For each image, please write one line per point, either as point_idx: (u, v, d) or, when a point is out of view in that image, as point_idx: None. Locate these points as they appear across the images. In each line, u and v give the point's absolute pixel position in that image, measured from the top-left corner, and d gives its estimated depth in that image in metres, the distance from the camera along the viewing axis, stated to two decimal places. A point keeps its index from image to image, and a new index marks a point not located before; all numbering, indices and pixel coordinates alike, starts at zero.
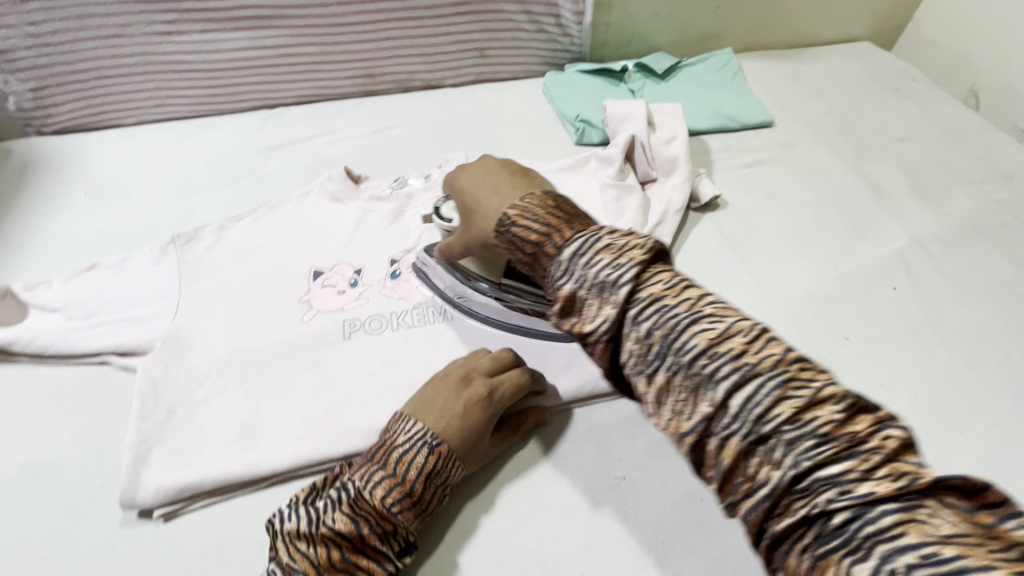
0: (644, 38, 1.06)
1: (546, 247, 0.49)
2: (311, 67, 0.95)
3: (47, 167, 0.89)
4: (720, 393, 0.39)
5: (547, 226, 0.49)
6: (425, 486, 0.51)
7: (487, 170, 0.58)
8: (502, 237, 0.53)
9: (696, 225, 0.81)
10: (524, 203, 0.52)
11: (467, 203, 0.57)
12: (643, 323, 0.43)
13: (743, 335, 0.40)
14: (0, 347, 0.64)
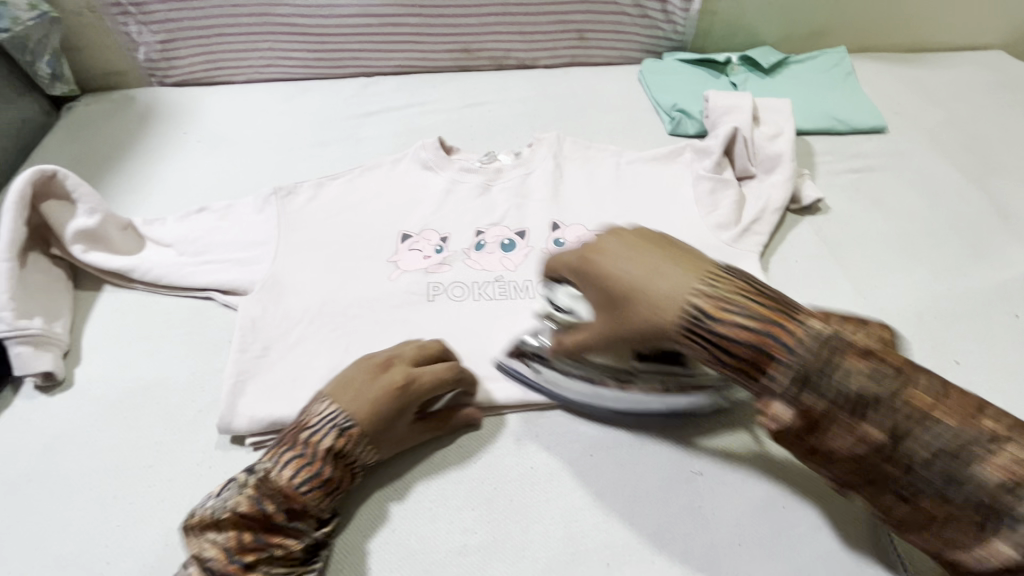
0: (750, 31, 1.02)
1: (773, 348, 0.43)
2: (413, 38, 0.97)
3: (168, 115, 0.95)
4: (849, 391, 0.42)
5: (758, 327, 0.43)
6: (333, 467, 0.51)
7: (627, 245, 0.49)
8: (687, 338, 0.45)
9: (793, 228, 0.78)
10: (716, 291, 0.44)
11: (616, 287, 0.47)
12: (825, 384, 0.42)
13: (838, 326, 0.44)
14: (120, 273, 0.69)
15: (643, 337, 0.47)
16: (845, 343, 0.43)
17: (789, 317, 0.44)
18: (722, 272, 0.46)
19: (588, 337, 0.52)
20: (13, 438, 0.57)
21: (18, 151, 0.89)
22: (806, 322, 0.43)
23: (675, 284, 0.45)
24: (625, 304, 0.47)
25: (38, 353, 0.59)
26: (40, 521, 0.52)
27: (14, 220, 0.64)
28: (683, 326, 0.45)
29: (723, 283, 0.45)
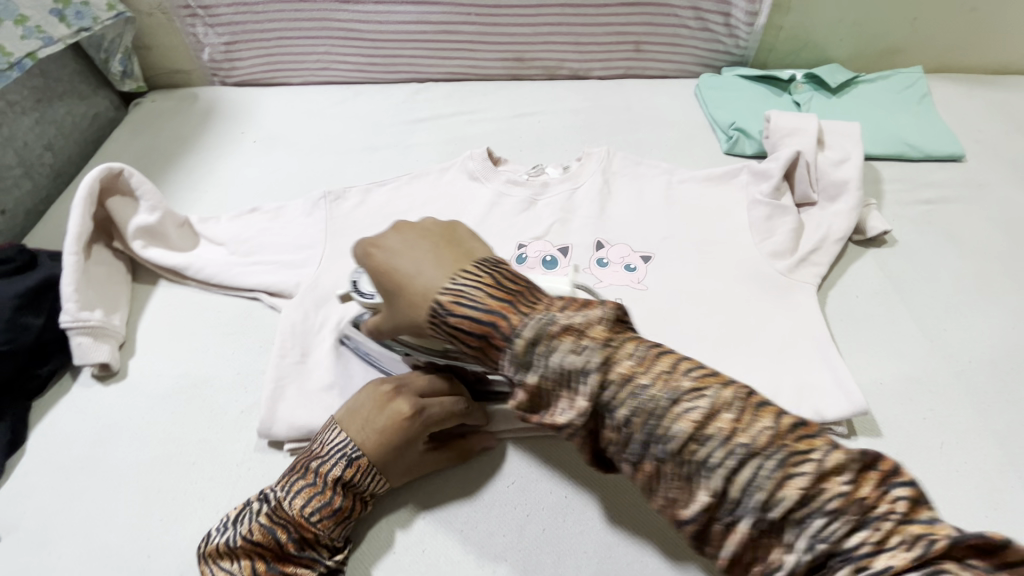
0: (817, 47, 0.97)
1: (495, 339, 0.43)
2: (466, 45, 0.97)
3: (227, 114, 0.98)
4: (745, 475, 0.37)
5: (489, 312, 0.43)
6: (345, 496, 0.51)
7: (404, 244, 0.49)
8: (435, 329, 0.46)
9: (855, 260, 0.74)
10: (457, 286, 0.45)
11: (395, 282, 0.48)
12: (541, 365, 0.42)
13: (731, 411, 0.39)
14: (175, 270, 0.71)
15: (408, 327, 0.48)
16: (554, 326, 0.42)
17: (513, 308, 0.44)
18: (484, 268, 0.46)
19: (382, 323, 0.51)
20: (70, 424, 0.59)
21: (88, 143, 0.94)
22: (529, 313, 0.43)
23: (433, 280, 0.46)
24: (398, 299, 0.48)
25: (96, 344, 0.62)
26: (88, 508, 0.54)
27: (83, 214, 0.66)
28: (430, 314, 0.46)
29: (474, 279, 0.45)
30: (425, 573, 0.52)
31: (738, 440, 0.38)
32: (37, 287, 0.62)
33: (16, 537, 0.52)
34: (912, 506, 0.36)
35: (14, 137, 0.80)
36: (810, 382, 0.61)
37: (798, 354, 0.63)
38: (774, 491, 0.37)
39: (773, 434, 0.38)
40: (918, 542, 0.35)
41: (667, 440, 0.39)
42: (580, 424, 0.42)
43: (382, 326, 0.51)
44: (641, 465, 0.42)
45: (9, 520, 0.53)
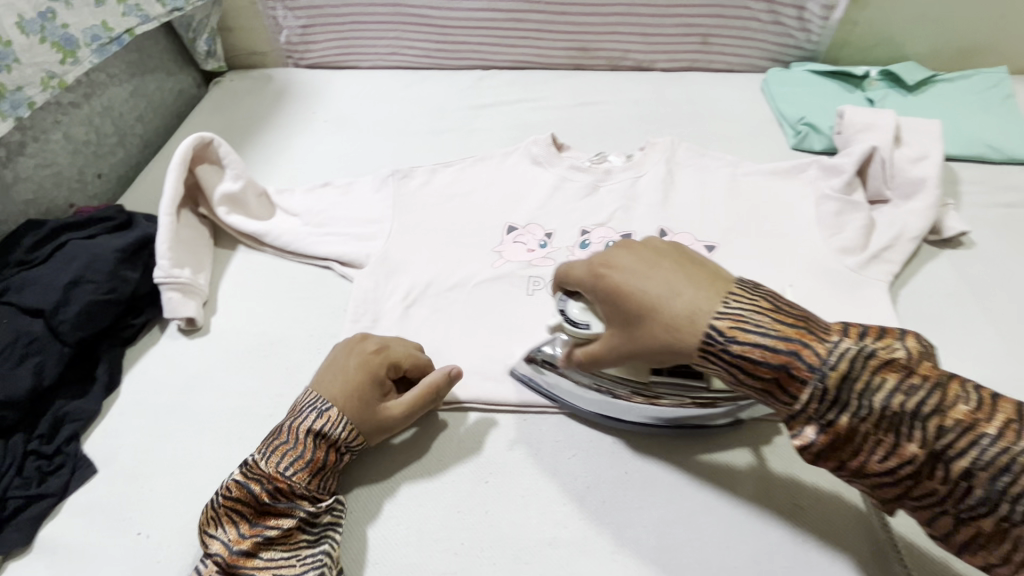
0: (892, 44, 0.94)
1: (798, 369, 0.39)
2: (533, 33, 0.98)
3: (300, 94, 1.03)
4: (875, 407, 0.38)
5: (782, 341, 0.40)
6: (315, 447, 0.52)
7: (641, 264, 0.47)
8: (713, 359, 0.42)
9: (929, 260, 0.72)
10: (734, 311, 0.41)
11: (636, 305, 0.45)
12: (859, 405, 0.39)
13: (814, 357, 0.40)
14: (255, 236, 0.75)
15: (657, 353, 0.45)
16: (871, 356, 0.39)
17: (813, 335, 0.40)
18: (742, 288, 0.43)
19: (602, 349, 0.49)
20: (159, 372, 0.64)
21: (172, 117, 0.99)
22: (832, 339, 0.39)
23: (694, 300, 0.43)
24: (643, 323, 0.45)
25: (185, 300, 0.66)
26: (176, 449, 0.58)
27: (176, 179, 0.71)
28: (702, 341, 0.42)
29: (752, 302, 0.42)
30: (487, 536, 0.53)
31: (823, 384, 0.39)
32: (138, 242, 0.67)
33: (112, 470, 0.56)
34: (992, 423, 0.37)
35: (112, 107, 0.85)
36: None
37: None
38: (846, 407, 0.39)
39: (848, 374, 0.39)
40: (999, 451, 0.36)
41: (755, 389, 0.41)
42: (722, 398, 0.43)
43: (606, 351, 0.49)
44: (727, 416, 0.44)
45: (106, 454, 0.57)
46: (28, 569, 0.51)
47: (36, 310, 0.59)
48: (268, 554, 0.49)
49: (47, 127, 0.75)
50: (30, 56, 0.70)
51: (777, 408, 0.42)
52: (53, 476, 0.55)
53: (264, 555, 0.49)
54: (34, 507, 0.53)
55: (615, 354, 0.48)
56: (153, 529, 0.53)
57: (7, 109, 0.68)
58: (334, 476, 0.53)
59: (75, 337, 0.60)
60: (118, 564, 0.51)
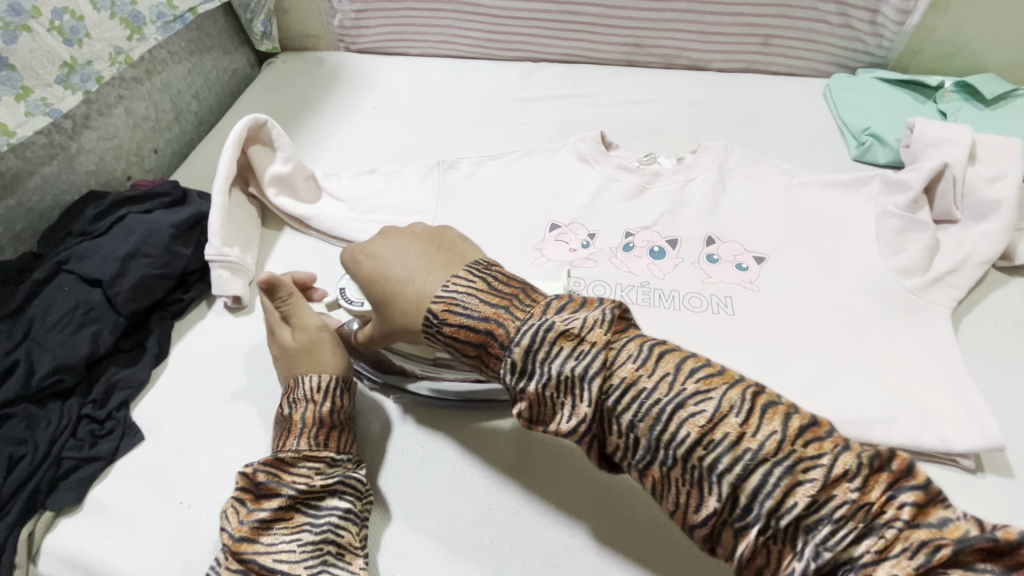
0: (971, 53, 0.89)
1: (492, 347, 0.43)
2: (587, 28, 0.96)
3: (350, 79, 1.03)
4: (687, 431, 0.37)
5: (483, 320, 0.43)
6: (312, 416, 0.53)
7: (395, 250, 0.51)
8: (431, 336, 0.46)
9: (997, 287, 0.68)
10: (450, 293, 0.45)
11: (382, 291, 0.49)
12: (544, 370, 0.40)
13: (779, 434, 0.36)
14: (301, 220, 0.76)
15: (403, 333, 0.49)
16: (553, 330, 0.41)
17: (509, 313, 0.43)
18: (471, 271, 0.46)
19: (375, 333, 0.53)
20: (205, 347, 0.65)
21: (225, 96, 1.01)
22: (524, 317, 0.42)
23: (427, 284, 0.47)
24: (388, 308, 0.49)
25: (232, 279, 0.67)
26: (217, 424, 0.59)
27: (229, 159, 0.72)
28: (426, 324, 0.46)
29: (467, 284, 0.45)
30: (515, 535, 0.53)
31: (804, 473, 0.34)
32: (192, 219, 0.68)
33: (157, 439, 0.58)
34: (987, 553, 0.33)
35: (170, 84, 0.87)
36: (937, 410, 0.57)
37: (926, 379, 0.59)
38: (783, 498, 0.34)
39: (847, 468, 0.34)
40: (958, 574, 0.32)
41: (721, 466, 0.36)
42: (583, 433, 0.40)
43: (371, 334, 0.53)
44: (647, 472, 0.39)
45: (152, 423, 0.59)
46: (78, 528, 0.53)
47: (95, 280, 0.61)
48: (269, 538, 0.48)
49: (111, 102, 0.78)
50: (100, 31, 0.72)
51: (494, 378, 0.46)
52: (104, 441, 0.57)
53: (265, 539, 0.47)
54: (87, 468, 0.55)
55: (381, 336, 0.52)
56: (194, 499, 0.54)
57: (77, 83, 0.70)
58: (332, 435, 0.53)
59: (130, 309, 0.62)
60: (160, 531, 0.53)
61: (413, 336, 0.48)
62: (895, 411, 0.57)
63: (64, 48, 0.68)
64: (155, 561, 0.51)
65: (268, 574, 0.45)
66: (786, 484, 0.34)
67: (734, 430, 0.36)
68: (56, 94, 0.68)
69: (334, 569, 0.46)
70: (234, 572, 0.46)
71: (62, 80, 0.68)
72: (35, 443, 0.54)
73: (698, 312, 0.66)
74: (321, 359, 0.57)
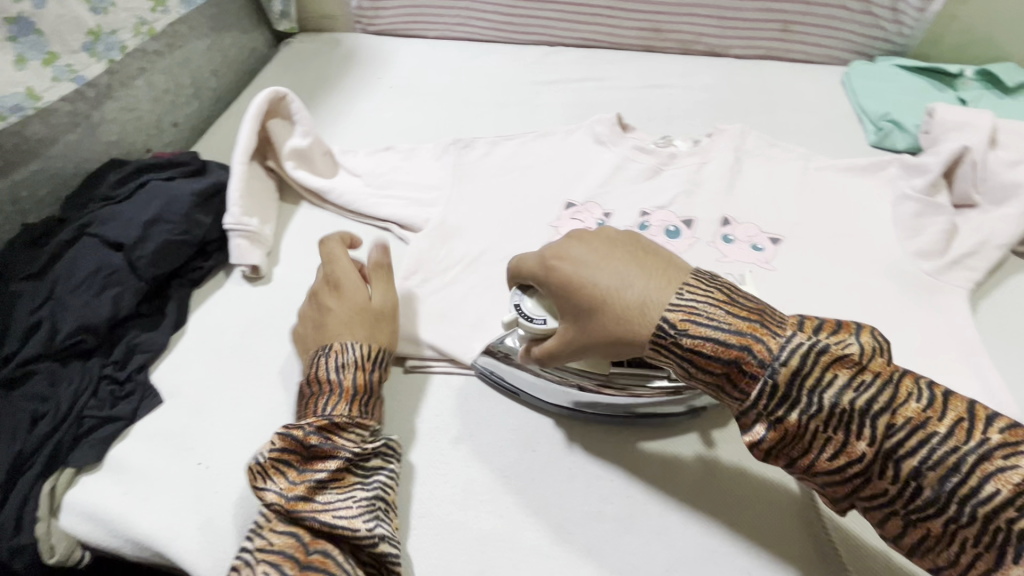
0: (991, 41, 0.88)
1: (748, 364, 0.40)
2: (605, 12, 0.96)
3: (366, 60, 1.03)
4: (824, 404, 0.38)
5: (735, 335, 0.40)
6: (353, 379, 0.53)
7: (595, 256, 0.48)
8: (658, 348, 0.43)
9: (1015, 272, 0.68)
10: (685, 301, 0.42)
11: (590, 297, 0.45)
12: (809, 400, 0.38)
13: (846, 363, 0.38)
14: (319, 193, 0.77)
15: (607, 344, 0.45)
16: (822, 352, 0.39)
17: (766, 329, 0.40)
18: (694, 279, 0.43)
19: (562, 341, 0.48)
20: (223, 315, 0.66)
21: (243, 74, 1.02)
22: (785, 334, 0.40)
23: (647, 289, 0.43)
24: (597, 313, 0.45)
25: (251, 248, 0.68)
26: (235, 388, 0.60)
27: (250, 130, 0.73)
28: (655, 333, 0.42)
29: (700, 293, 0.42)
30: (539, 500, 0.54)
31: (843, 378, 0.38)
32: (212, 188, 0.69)
33: (176, 402, 0.59)
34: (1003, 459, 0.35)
35: (190, 59, 0.88)
36: (952, 390, 0.57)
37: (943, 359, 0.59)
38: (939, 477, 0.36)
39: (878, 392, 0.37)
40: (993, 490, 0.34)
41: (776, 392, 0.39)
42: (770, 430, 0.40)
43: (562, 351, 0.49)
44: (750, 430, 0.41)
45: (171, 387, 0.60)
46: (97, 485, 0.54)
47: (118, 244, 0.62)
48: (324, 497, 0.48)
49: (133, 73, 0.78)
50: (124, 2, 0.74)
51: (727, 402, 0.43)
52: (124, 401, 0.58)
53: (319, 498, 0.48)
54: (106, 428, 0.56)
55: (569, 348, 0.48)
56: (212, 460, 0.55)
57: (101, 51, 0.72)
58: (373, 403, 0.54)
59: (150, 274, 0.62)
60: (179, 490, 0.53)
61: (625, 349, 0.45)
62: None
63: (90, 16, 0.70)
64: (174, 518, 0.52)
65: (329, 530, 0.47)
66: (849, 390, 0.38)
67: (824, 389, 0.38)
68: (81, 60, 0.70)
69: (385, 524, 0.48)
70: (276, 533, 0.47)
71: (88, 48, 0.70)
72: (57, 400, 0.55)
73: None
74: (382, 331, 0.58)
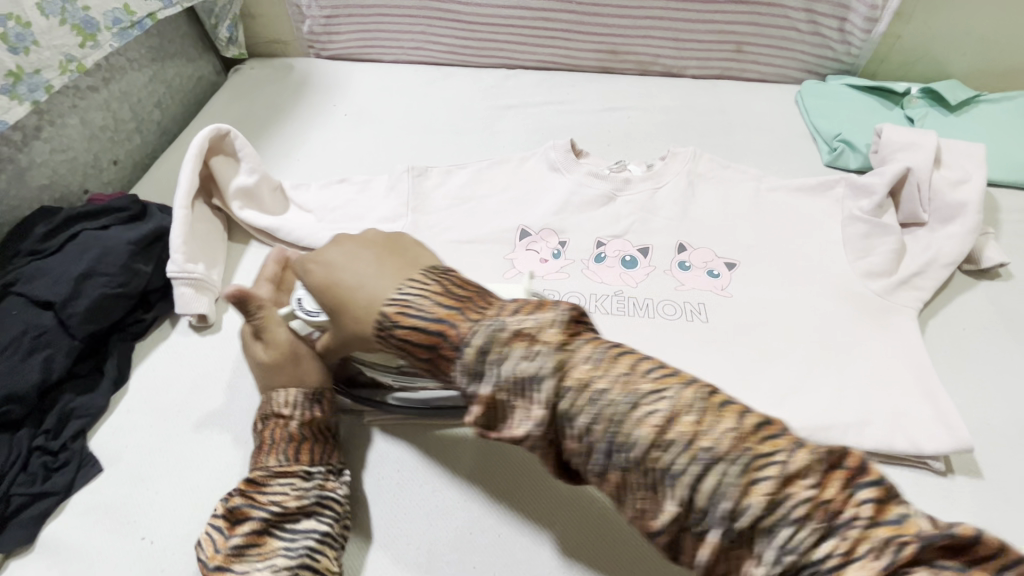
0: (934, 61, 0.91)
1: (444, 347, 0.43)
2: (561, 34, 0.96)
3: (319, 86, 1.01)
4: (502, 374, 0.40)
5: (437, 322, 0.43)
6: (274, 427, 0.52)
7: (343, 256, 0.51)
8: (383, 340, 0.46)
9: (964, 291, 0.69)
10: (405, 295, 0.45)
11: (336, 296, 0.49)
12: (489, 372, 0.41)
13: (691, 414, 0.36)
14: (268, 232, 0.74)
15: (357, 339, 0.48)
16: (505, 331, 0.41)
17: (463, 311, 0.43)
18: (427, 276, 0.47)
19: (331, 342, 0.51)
20: (168, 369, 0.62)
21: (189, 104, 0.97)
22: (476, 317, 0.43)
23: (379, 288, 0.47)
24: (341, 314, 0.48)
25: (197, 296, 0.65)
26: (182, 451, 0.57)
27: (190, 171, 0.69)
28: (378, 324, 0.46)
29: (422, 288, 0.46)
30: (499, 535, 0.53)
31: (701, 443, 0.35)
32: (152, 235, 0.65)
33: (116, 470, 0.55)
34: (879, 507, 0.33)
35: (129, 92, 0.84)
36: (909, 413, 0.57)
37: (896, 378, 0.60)
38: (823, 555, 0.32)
39: (737, 437, 0.35)
40: (887, 549, 0.31)
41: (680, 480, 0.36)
42: (539, 434, 0.40)
43: (329, 344, 0.51)
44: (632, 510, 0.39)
45: (111, 452, 0.56)
46: (29, 570, 0.50)
47: (46, 302, 0.58)
48: (243, 566, 0.46)
49: (64, 111, 0.74)
50: (48, 39, 0.68)
51: (446, 383, 0.46)
52: (58, 473, 0.54)
53: (238, 565, 0.46)
54: (38, 505, 0.52)
55: (337, 347, 0.51)
56: (157, 534, 0.52)
57: (24, 93, 0.66)
58: (301, 448, 0.52)
59: (84, 331, 0.58)
60: (119, 569, 0.50)
61: (370, 343, 0.48)
62: (864, 419, 0.57)
63: (9, 57, 0.64)
64: None
65: None
66: (771, 512, 0.33)
67: (674, 438, 0.36)
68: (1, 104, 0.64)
69: None
70: None
71: (8, 91, 0.65)
72: None
73: (671, 319, 0.66)
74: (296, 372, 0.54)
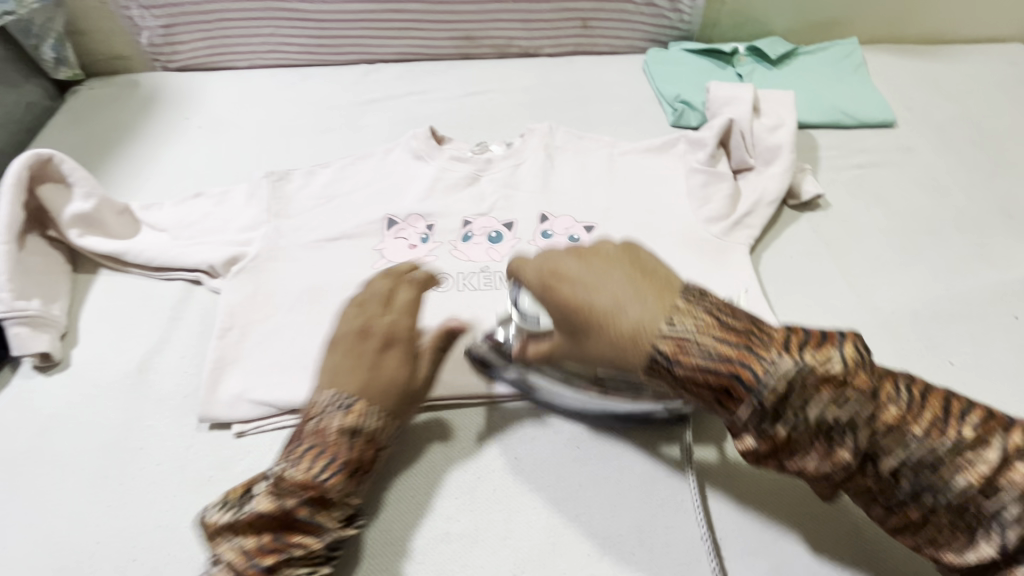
0: (758, 20, 1.00)
1: (736, 389, 0.42)
2: (414, 25, 0.96)
3: (168, 99, 0.95)
4: (813, 416, 0.41)
5: (725, 355, 0.42)
6: (358, 449, 0.49)
7: (593, 271, 0.48)
8: (655, 375, 0.45)
9: (791, 224, 0.77)
10: (677, 330, 0.43)
11: (587, 316, 0.47)
12: (796, 411, 0.41)
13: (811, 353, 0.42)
14: (115, 257, 0.70)
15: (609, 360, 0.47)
16: (807, 371, 0.41)
17: (754, 350, 0.42)
18: (687, 304, 0.44)
19: (556, 348, 0.52)
20: (10, 415, 0.58)
21: (20, 133, 0.90)
22: (770, 355, 0.41)
23: (643, 316, 0.44)
24: (589, 332, 0.47)
25: (35, 334, 0.61)
26: (34, 498, 0.53)
27: (11, 203, 0.64)
28: (649, 359, 0.44)
29: (693, 321, 0.43)
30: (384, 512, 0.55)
31: (825, 375, 0.41)
32: None
33: None
34: (931, 404, 0.42)
35: None
36: None
37: None
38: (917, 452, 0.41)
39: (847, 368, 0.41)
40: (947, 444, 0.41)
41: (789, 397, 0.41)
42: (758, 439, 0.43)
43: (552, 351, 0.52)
44: (765, 432, 0.43)
45: None
46: None
47: None
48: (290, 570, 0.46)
49: None
50: None
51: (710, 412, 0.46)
52: None
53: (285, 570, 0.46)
54: None
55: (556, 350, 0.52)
56: None
57: None
58: (365, 476, 0.50)
59: None
60: None
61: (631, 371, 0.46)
62: None
63: None
64: None
65: None
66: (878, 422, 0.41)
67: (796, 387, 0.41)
68: None
69: None
70: None
71: None
72: None
73: None
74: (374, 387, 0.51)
